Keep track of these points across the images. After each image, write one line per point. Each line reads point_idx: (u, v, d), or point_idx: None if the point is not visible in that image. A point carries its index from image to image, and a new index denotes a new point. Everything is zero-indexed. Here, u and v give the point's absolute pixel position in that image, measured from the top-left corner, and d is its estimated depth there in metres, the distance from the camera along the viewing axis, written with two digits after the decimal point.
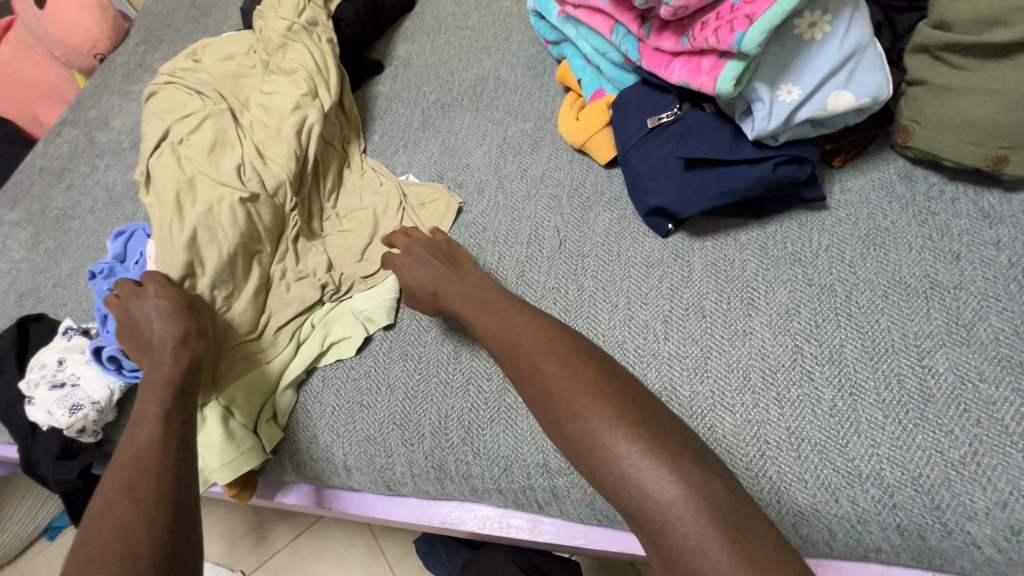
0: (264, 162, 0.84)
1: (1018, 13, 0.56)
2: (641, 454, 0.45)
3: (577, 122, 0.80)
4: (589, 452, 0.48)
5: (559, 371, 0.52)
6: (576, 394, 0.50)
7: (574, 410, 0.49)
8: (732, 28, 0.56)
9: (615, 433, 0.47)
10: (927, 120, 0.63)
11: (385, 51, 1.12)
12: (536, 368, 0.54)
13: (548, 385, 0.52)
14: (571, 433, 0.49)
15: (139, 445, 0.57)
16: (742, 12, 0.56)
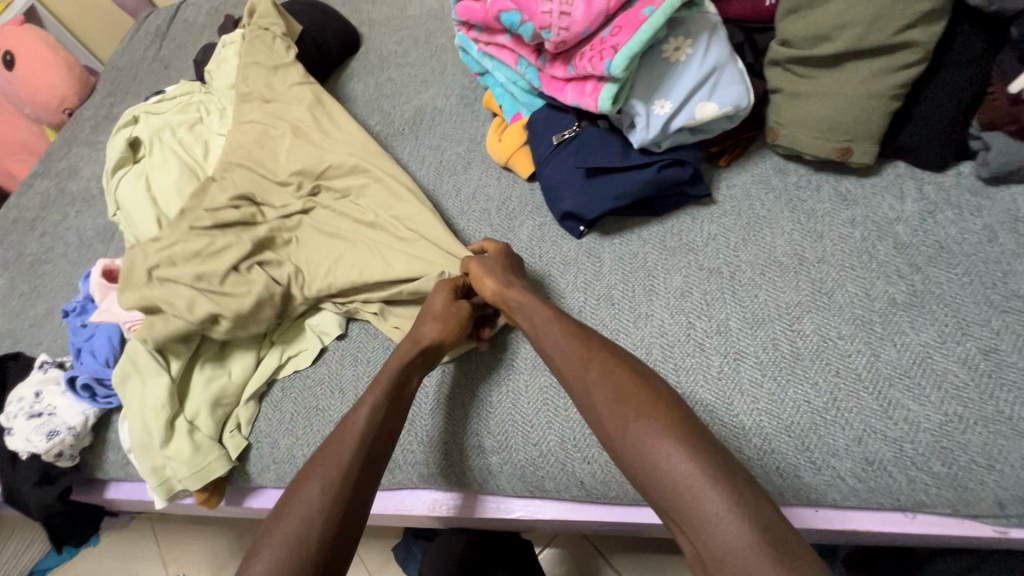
0: None
1: (838, 30, 0.67)
2: (697, 470, 0.47)
3: (500, 143, 0.90)
4: (640, 455, 0.50)
5: (612, 388, 0.55)
6: (641, 406, 0.52)
7: (634, 415, 0.52)
8: (602, 57, 0.67)
9: (668, 439, 0.49)
10: (787, 121, 0.74)
11: (334, 90, 1.22)
12: (587, 376, 0.58)
13: (600, 396, 0.56)
14: (620, 432, 0.53)
15: (351, 437, 0.60)
16: (609, 44, 0.66)
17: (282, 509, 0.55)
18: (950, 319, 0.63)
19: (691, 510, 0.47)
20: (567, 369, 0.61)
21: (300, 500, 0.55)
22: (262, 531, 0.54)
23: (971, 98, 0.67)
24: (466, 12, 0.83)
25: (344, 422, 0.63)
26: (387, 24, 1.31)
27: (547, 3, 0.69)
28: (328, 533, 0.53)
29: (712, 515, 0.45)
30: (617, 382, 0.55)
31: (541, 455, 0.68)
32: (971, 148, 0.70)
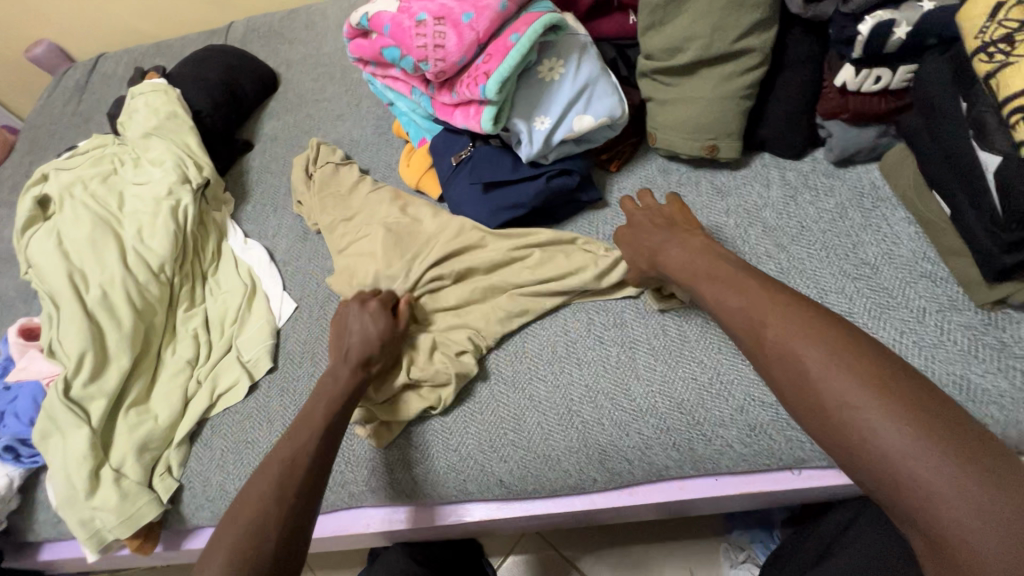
0: (144, 245, 0.93)
1: (688, 43, 0.74)
2: (920, 446, 0.40)
3: (409, 168, 0.96)
4: (829, 400, 0.44)
5: (800, 326, 0.48)
6: (826, 367, 0.45)
7: (832, 377, 0.45)
8: (477, 83, 0.73)
9: (830, 373, 0.45)
10: (661, 126, 0.80)
11: (254, 130, 1.25)
12: (761, 323, 0.51)
13: (793, 334, 0.48)
14: (797, 377, 0.47)
15: (318, 421, 0.66)
16: (482, 71, 0.73)
17: (256, 476, 0.62)
18: (812, 290, 0.69)
19: (837, 439, 0.44)
20: (735, 322, 0.54)
21: (269, 464, 0.62)
22: (235, 501, 0.60)
23: (810, 92, 0.74)
24: (357, 47, 0.86)
25: (324, 383, 0.71)
26: (304, 62, 1.35)
27: (422, 37, 0.75)
28: (296, 496, 0.60)
29: (907, 450, 0.40)
30: (788, 322, 0.49)
31: (461, 458, 0.72)
32: (821, 135, 0.78)
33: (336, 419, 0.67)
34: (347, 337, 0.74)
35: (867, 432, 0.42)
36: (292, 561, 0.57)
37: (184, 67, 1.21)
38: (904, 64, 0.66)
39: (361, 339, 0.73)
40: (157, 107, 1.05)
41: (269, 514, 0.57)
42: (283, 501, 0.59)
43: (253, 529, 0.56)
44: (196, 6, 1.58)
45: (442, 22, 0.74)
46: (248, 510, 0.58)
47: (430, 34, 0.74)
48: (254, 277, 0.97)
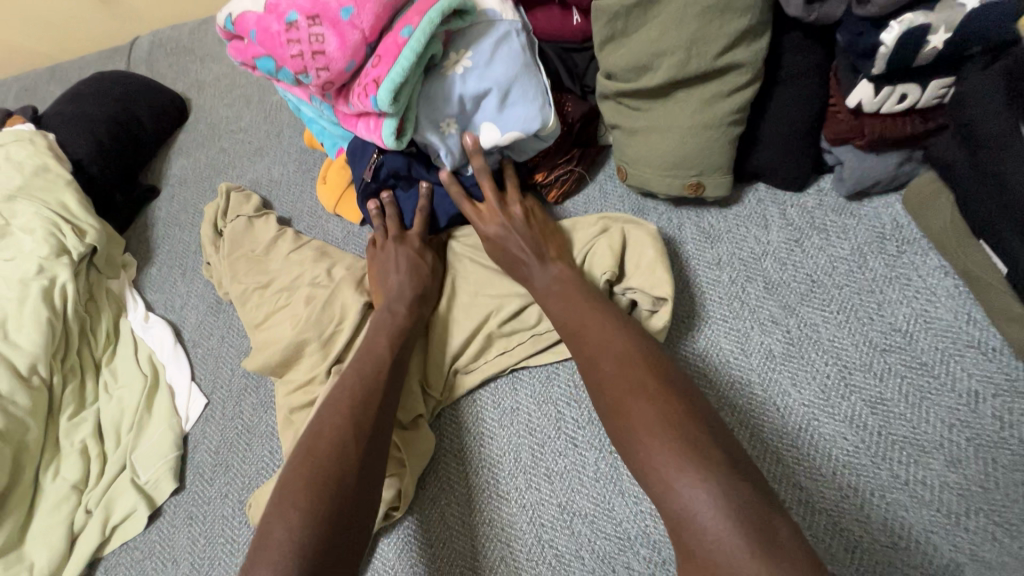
0: (10, 342, 0.75)
1: (657, 59, 0.58)
2: (677, 457, 0.41)
3: (325, 187, 0.85)
4: (625, 431, 0.46)
5: (620, 365, 0.49)
6: (623, 387, 0.48)
7: (622, 398, 0.47)
8: (368, 94, 0.61)
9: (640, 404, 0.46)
10: (631, 161, 0.65)
11: (160, 171, 1.06)
12: (594, 357, 0.52)
13: (611, 370, 0.49)
14: (610, 407, 0.48)
15: (373, 360, 0.59)
16: (372, 78, 0.60)
17: (314, 423, 0.53)
18: (831, 368, 0.55)
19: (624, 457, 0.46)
20: (578, 351, 0.54)
21: (326, 410, 0.54)
22: (300, 442, 0.52)
23: (813, 112, 0.59)
24: (233, 51, 0.69)
25: (363, 348, 0.61)
26: (217, 84, 1.15)
27: (296, 44, 0.61)
28: (363, 429, 0.52)
29: (677, 474, 0.41)
30: (613, 349, 0.51)
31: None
32: (828, 162, 0.63)
33: (400, 354, 0.60)
34: (390, 274, 0.66)
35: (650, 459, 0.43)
36: (355, 511, 0.48)
37: (64, 103, 1.01)
38: (936, 78, 0.51)
39: (409, 275, 0.66)
40: (20, 161, 0.86)
41: (344, 453, 0.50)
42: (359, 446, 0.51)
43: (320, 479, 0.48)
44: (93, 20, 1.37)
45: (319, 22, 0.60)
46: (310, 460, 0.50)
47: (305, 39, 0.60)
48: (156, 366, 0.80)
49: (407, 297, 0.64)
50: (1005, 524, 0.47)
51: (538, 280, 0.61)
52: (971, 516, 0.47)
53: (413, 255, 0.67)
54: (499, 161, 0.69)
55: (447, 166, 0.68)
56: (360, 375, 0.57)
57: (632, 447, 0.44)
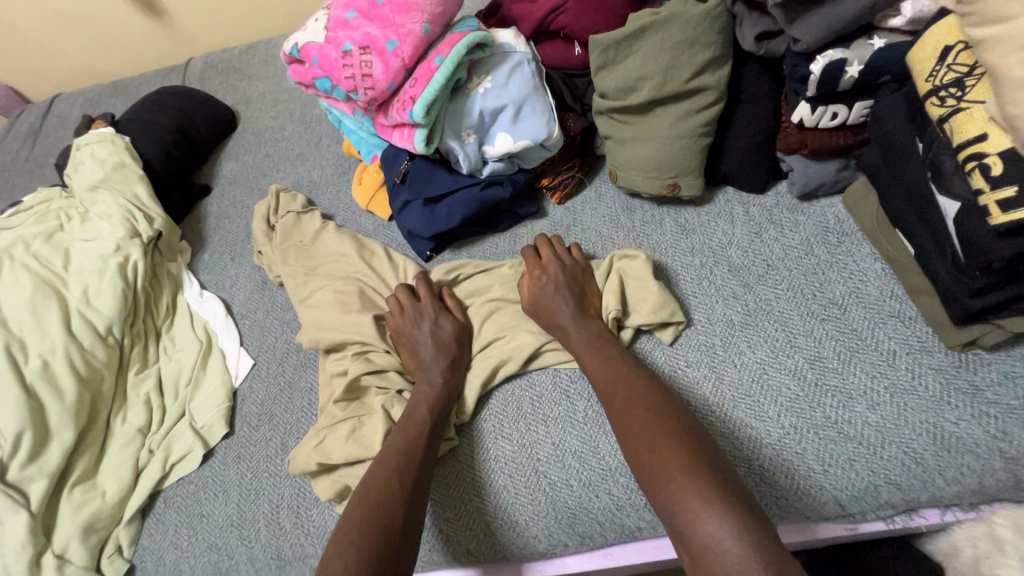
0: (91, 306, 0.88)
1: (641, 82, 0.72)
2: (708, 502, 0.50)
3: (361, 186, 0.98)
4: (657, 473, 0.54)
5: (653, 418, 0.58)
6: (658, 434, 0.57)
7: (656, 446, 0.56)
8: (405, 109, 0.74)
9: (669, 454, 0.55)
10: (620, 165, 0.78)
11: (212, 173, 1.21)
12: (627, 409, 0.60)
13: (645, 422, 0.58)
14: (643, 451, 0.57)
15: (417, 423, 0.67)
16: (409, 96, 0.74)
17: (367, 479, 0.63)
18: (779, 334, 0.67)
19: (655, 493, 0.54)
20: (612, 406, 0.62)
21: (377, 466, 0.64)
22: (356, 494, 0.61)
23: (769, 126, 0.72)
24: (294, 73, 0.83)
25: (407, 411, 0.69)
26: (262, 100, 1.31)
27: (349, 68, 0.74)
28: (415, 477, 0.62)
29: (702, 510, 0.50)
30: (643, 405, 0.60)
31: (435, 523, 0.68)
32: (782, 169, 0.76)
33: (439, 419, 0.68)
34: (421, 351, 0.75)
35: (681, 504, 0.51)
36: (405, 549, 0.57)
37: (134, 112, 1.17)
38: (860, 100, 0.64)
39: (438, 351, 0.74)
40: (103, 158, 1.02)
41: (394, 502, 0.59)
42: (406, 500, 0.59)
43: (377, 523, 0.57)
44: (152, 43, 1.54)
45: (368, 51, 0.73)
46: (373, 503, 0.59)
47: (356, 64, 0.74)
48: (210, 334, 0.93)
49: (440, 369, 0.73)
50: (913, 452, 0.57)
51: (574, 330, 0.70)
52: (885, 446, 0.58)
53: (444, 330, 0.76)
54: (508, 166, 0.82)
55: (463, 168, 0.80)
56: (407, 435, 0.66)
57: (664, 487, 0.53)
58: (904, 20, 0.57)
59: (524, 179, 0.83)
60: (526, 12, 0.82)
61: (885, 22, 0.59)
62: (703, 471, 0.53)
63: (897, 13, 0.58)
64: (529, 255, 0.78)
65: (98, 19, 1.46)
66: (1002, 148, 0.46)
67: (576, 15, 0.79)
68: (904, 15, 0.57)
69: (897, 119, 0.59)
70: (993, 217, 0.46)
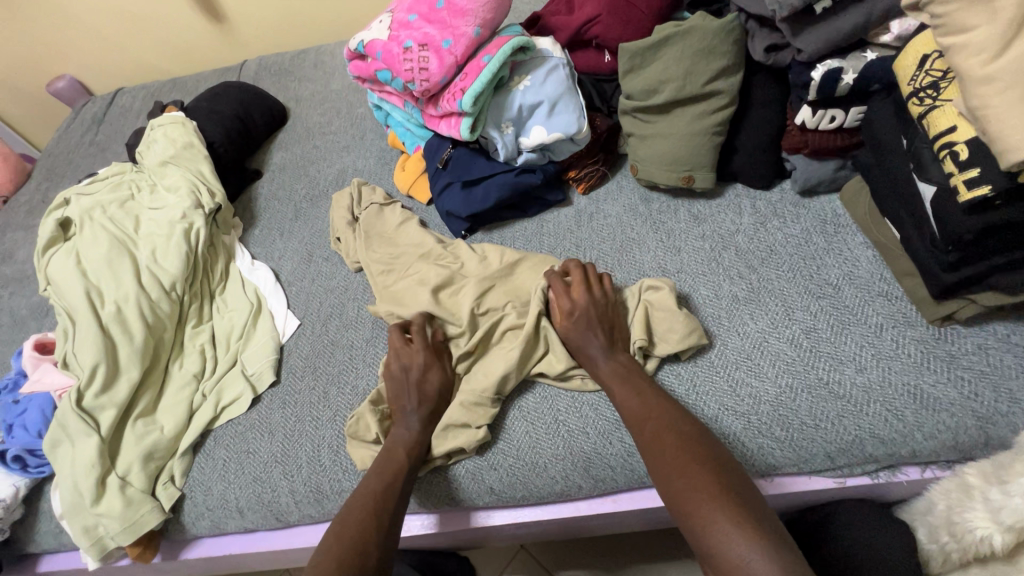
0: (158, 264, 0.98)
1: (663, 85, 0.82)
2: (740, 533, 0.53)
3: (403, 173, 1.07)
4: (692, 500, 0.57)
5: (683, 448, 0.61)
6: (690, 462, 0.60)
7: (685, 471, 0.59)
8: (454, 99, 0.85)
9: (696, 479, 0.58)
10: (641, 159, 0.87)
11: (263, 160, 1.31)
12: (657, 434, 0.64)
13: (677, 450, 0.61)
14: (673, 475, 0.60)
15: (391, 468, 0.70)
16: (459, 88, 0.85)
17: (343, 512, 0.66)
18: (779, 309, 0.75)
19: (686, 517, 0.57)
20: (641, 435, 0.65)
21: (352, 502, 0.67)
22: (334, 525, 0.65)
23: (774, 128, 0.82)
24: (356, 67, 0.95)
25: (383, 452, 0.72)
26: (311, 97, 1.42)
27: (409, 62, 0.86)
28: (389, 511, 0.66)
29: (736, 535, 0.53)
30: (672, 434, 0.63)
31: (465, 466, 0.75)
32: (786, 169, 0.85)
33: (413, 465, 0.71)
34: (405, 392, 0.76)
35: (709, 525, 0.55)
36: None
37: (199, 102, 1.29)
38: (854, 106, 0.74)
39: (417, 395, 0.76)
40: (174, 138, 1.13)
41: (364, 536, 0.63)
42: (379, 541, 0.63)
43: (347, 553, 0.61)
44: (210, 44, 1.68)
45: (426, 48, 0.85)
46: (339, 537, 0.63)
47: (415, 59, 0.85)
48: (260, 296, 1.02)
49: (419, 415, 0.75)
50: (895, 411, 0.65)
51: (602, 363, 0.72)
52: (870, 405, 0.66)
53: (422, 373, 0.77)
54: (542, 155, 0.92)
55: (500, 156, 0.90)
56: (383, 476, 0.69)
57: (695, 510, 0.56)
58: (893, 36, 0.68)
59: (554, 169, 0.93)
60: (563, 24, 0.94)
61: (876, 39, 0.70)
62: (730, 495, 0.56)
63: (887, 31, 0.69)
64: (556, 279, 0.79)
65: (164, 19, 1.60)
66: (968, 138, 0.55)
67: (608, 26, 0.89)
68: (892, 32, 0.68)
69: (886, 120, 0.69)
70: (961, 195, 0.55)
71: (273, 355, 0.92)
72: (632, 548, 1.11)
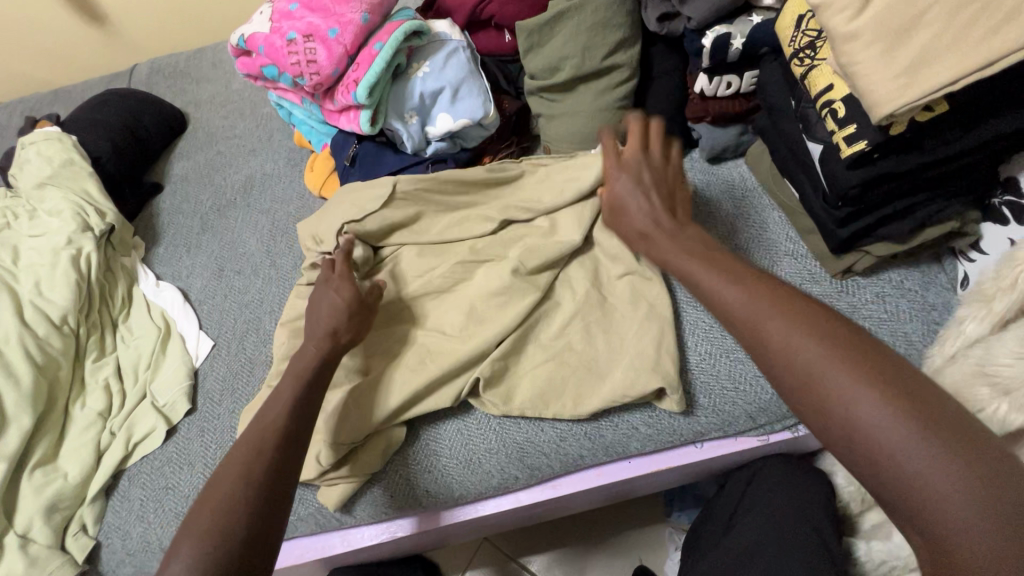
0: (45, 298, 0.89)
1: (564, 61, 0.80)
2: (937, 469, 0.37)
3: (313, 173, 1.02)
4: (861, 442, 0.40)
5: (824, 347, 0.43)
6: (856, 388, 0.41)
7: (865, 401, 0.40)
8: (349, 91, 0.80)
9: (912, 450, 0.38)
10: (552, 140, 0.86)
11: (164, 172, 1.21)
12: (806, 372, 0.43)
13: (865, 404, 0.40)
14: (867, 447, 0.39)
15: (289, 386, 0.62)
16: (353, 79, 0.80)
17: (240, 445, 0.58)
18: None
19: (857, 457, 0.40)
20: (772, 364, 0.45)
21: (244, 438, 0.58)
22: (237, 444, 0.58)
23: (675, 97, 0.82)
24: (242, 65, 0.88)
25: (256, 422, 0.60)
26: (211, 99, 1.31)
27: (294, 55, 0.81)
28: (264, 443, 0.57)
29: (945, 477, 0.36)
30: (848, 375, 0.41)
31: (300, 490, 0.74)
32: (694, 138, 0.85)
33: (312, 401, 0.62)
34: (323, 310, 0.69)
35: (943, 522, 0.36)
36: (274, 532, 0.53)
37: (81, 114, 1.17)
38: (747, 71, 0.75)
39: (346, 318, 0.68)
40: (51, 156, 1.03)
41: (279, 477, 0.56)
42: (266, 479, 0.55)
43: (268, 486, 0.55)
44: (95, 50, 1.53)
45: (312, 39, 0.80)
46: (193, 537, 0.50)
47: (302, 51, 0.80)
48: (168, 320, 0.94)
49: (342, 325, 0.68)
50: None
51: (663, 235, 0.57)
52: None
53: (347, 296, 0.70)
54: (450, 142, 0.88)
55: (409, 149, 0.86)
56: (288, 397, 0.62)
57: (871, 450, 0.39)
58: None
59: (466, 157, 0.90)
60: (459, 4, 0.90)
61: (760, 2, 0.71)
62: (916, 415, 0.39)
63: None
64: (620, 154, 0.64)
65: (33, 23, 1.43)
66: (844, 95, 0.56)
67: (503, 4, 0.87)
68: None
69: (776, 82, 0.70)
70: (843, 151, 0.56)
71: (185, 381, 0.86)
72: (591, 524, 1.13)
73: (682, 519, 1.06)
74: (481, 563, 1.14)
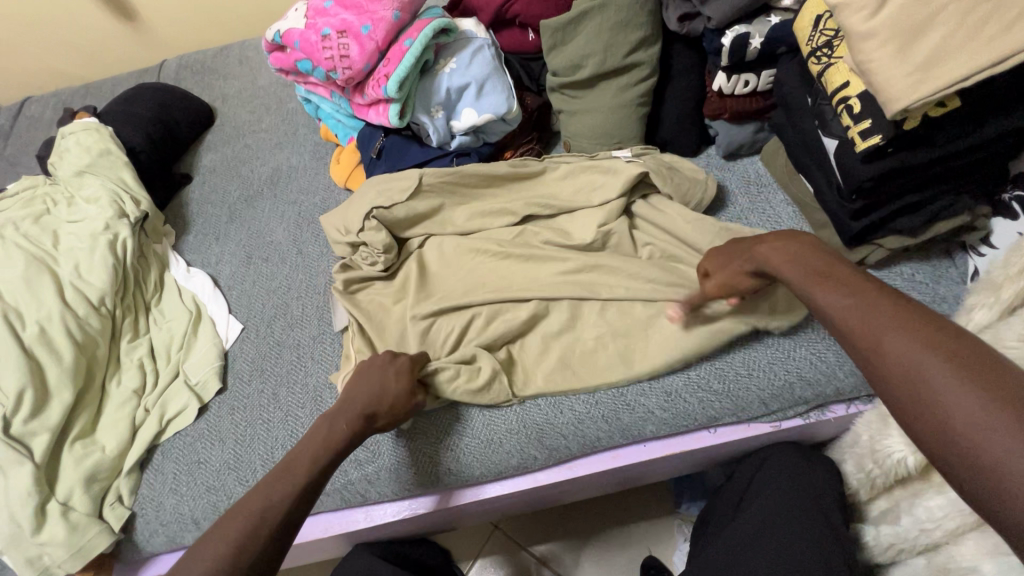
0: (83, 280, 0.93)
1: (586, 59, 0.83)
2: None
3: (339, 165, 1.05)
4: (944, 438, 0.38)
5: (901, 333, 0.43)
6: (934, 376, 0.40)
7: (952, 394, 0.38)
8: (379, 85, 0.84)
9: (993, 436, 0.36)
10: (573, 134, 0.89)
11: (192, 163, 1.25)
12: (915, 372, 0.41)
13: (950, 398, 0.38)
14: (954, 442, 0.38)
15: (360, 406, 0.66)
16: (383, 74, 0.84)
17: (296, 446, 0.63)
18: None
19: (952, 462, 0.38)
20: (880, 369, 0.44)
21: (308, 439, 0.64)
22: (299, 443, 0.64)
23: (693, 96, 0.85)
24: (276, 60, 0.92)
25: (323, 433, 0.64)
26: (238, 95, 1.35)
27: (328, 50, 0.84)
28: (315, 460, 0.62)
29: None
30: (931, 370, 0.40)
31: None
32: (710, 135, 0.88)
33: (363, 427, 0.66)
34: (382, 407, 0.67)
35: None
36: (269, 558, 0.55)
37: (115, 107, 1.22)
38: (764, 69, 0.77)
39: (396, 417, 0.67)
40: (89, 145, 1.07)
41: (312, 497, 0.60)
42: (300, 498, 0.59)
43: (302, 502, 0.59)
44: (125, 46, 1.58)
45: (345, 35, 0.83)
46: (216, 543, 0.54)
47: (335, 46, 0.84)
48: (199, 304, 0.98)
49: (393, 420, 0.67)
50: (819, 353, 0.71)
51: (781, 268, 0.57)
52: (795, 349, 0.71)
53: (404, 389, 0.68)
54: (474, 137, 0.91)
55: (434, 142, 0.89)
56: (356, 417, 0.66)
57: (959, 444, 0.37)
58: None
59: (489, 151, 0.92)
60: (485, 3, 0.93)
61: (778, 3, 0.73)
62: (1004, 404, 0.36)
63: None
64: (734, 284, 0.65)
65: (68, 20, 1.48)
66: (860, 92, 0.58)
67: (527, 4, 0.90)
68: None
69: (793, 81, 0.72)
70: (858, 145, 0.59)
71: (216, 361, 0.90)
72: (600, 514, 1.15)
73: (692, 510, 1.08)
74: (492, 550, 1.17)
